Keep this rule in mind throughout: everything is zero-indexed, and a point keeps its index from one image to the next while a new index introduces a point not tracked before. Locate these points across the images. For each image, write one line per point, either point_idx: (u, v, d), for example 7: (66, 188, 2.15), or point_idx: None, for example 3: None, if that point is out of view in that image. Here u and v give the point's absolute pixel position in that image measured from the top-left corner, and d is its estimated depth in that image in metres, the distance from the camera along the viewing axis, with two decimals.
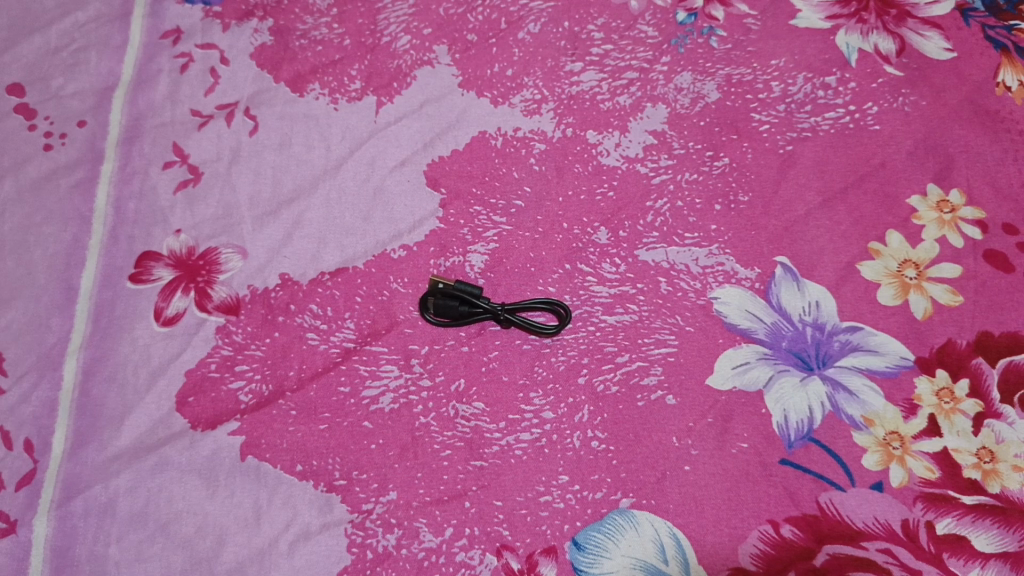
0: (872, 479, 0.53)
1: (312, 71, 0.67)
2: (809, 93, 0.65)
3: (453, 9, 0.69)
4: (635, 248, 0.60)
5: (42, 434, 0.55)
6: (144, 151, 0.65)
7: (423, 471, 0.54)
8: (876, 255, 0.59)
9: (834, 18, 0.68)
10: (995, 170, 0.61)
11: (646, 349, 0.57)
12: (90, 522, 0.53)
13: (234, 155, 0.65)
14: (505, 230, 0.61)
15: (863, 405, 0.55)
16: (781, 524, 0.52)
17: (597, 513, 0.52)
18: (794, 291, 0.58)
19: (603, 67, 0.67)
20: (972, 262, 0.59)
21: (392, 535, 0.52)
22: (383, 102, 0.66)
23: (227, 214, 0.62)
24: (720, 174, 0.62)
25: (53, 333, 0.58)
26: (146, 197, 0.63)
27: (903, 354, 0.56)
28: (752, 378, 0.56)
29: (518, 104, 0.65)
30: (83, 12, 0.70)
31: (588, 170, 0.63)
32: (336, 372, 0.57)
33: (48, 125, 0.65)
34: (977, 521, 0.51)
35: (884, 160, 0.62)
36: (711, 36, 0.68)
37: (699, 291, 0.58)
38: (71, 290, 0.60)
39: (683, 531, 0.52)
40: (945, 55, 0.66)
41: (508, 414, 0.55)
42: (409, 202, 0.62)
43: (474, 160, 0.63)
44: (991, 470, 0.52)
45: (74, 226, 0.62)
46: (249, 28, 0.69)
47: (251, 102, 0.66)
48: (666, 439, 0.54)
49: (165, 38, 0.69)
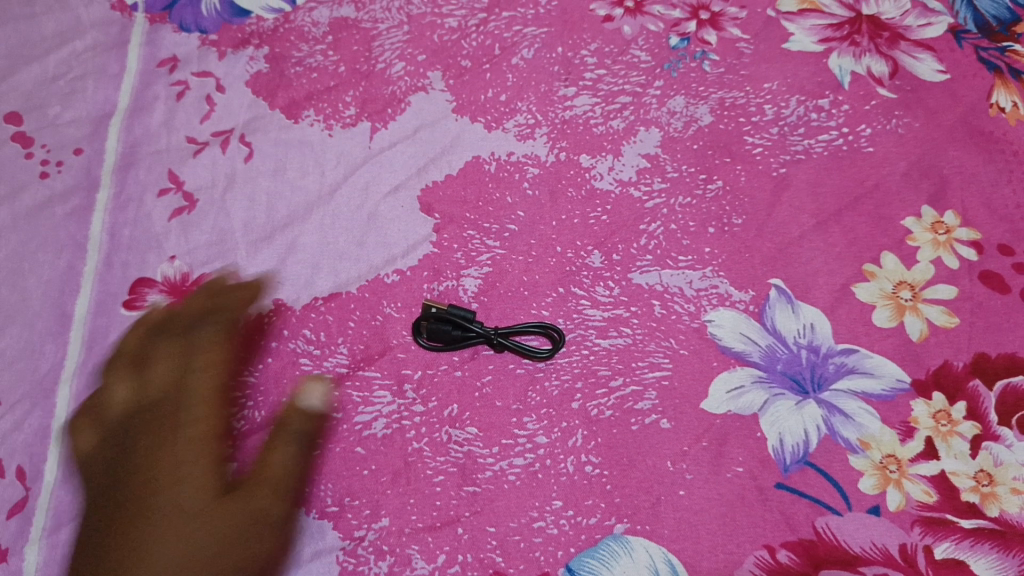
0: (869, 503, 0.52)
1: (307, 97, 0.68)
2: (802, 116, 0.65)
3: (447, 36, 0.70)
4: (628, 272, 0.60)
5: (34, 461, 0.55)
6: (139, 178, 0.65)
7: (415, 498, 0.53)
8: (871, 277, 0.59)
9: (826, 41, 0.68)
10: (990, 191, 0.61)
11: (640, 372, 0.56)
12: (80, 551, 0.53)
13: (229, 182, 0.65)
14: (498, 254, 0.61)
15: (859, 428, 0.54)
16: (777, 549, 0.51)
17: (591, 540, 0.52)
18: (789, 313, 0.58)
19: (596, 91, 0.67)
20: (969, 284, 0.58)
21: (383, 563, 0.52)
22: (377, 128, 0.66)
23: (221, 240, 0.63)
24: (714, 197, 0.62)
25: (46, 360, 0.58)
26: (140, 223, 0.63)
27: (898, 376, 0.56)
28: (746, 402, 0.55)
29: (511, 129, 0.66)
30: (81, 41, 0.70)
31: (581, 194, 0.63)
32: (330, 389, 0.56)
33: (45, 153, 0.66)
34: (976, 545, 0.50)
35: (878, 182, 0.62)
36: (704, 60, 0.68)
37: (692, 314, 0.58)
38: (64, 317, 0.60)
39: (679, 557, 0.51)
40: (938, 76, 0.66)
41: (501, 439, 0.55)
42: (402, 227, 0.62)
43: (468, 185, 0.64)
44: (990, 494, 0.52)
45: (69, 253, 0.62)
46: (244, 56, 0.70)
47: (246, 129, 0.67)
48: (661, 464, 0.54)
49: (161, 67, 0.69)
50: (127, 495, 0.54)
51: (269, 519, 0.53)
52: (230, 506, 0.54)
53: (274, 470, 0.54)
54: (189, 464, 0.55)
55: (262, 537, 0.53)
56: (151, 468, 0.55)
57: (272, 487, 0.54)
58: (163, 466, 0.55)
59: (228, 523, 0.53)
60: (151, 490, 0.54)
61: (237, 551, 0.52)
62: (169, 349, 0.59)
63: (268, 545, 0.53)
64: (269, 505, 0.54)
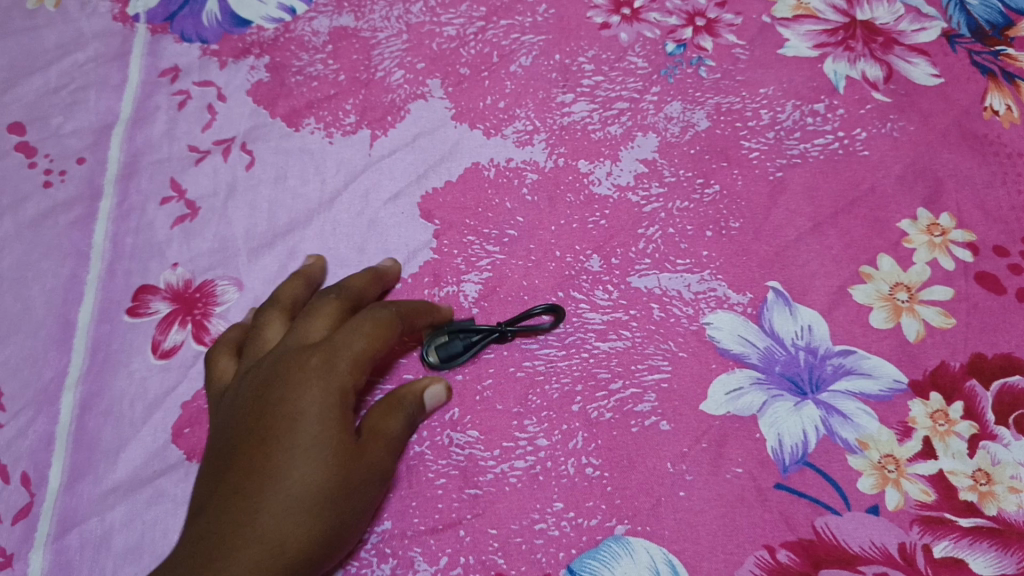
0: (868, 503, 0.52)
1: (308, 106, 0.68)
2: (797, 120, 0.66)
3: (446, 44, 0.70)
4: (627, 276, 0.60)
5: (38, 467, 0.56)
6: (141, 187, 0.65)
7: (417, 500, 0.54)
8: (868, 279, 0.60)
9: (821, 46, 0.69)
10: (985, 193, 0.62)
11: (639, 375, 0.57)
12: (85, 556, 0.53)
13: (230, 190, 0.65)
14: (498, 259, 0.62)
15: (857, 429, 0.55)
16: (777, 549, 0.51)
17: (592, 541, 0.52)
18: (786, 315, 0.58)
19: (594, 98, 0.68)
20: (964, 285, 0.59)
21: (386, 565, 0.52)
22: (377, 135, 0.67)
23: (223, 247, 0.63)
24: (711, 201, 0.63)
25: (50, 368, 0.59)
26: (143, 232, 0.64)
27: (896, 377, 0.56)
28: (745, 404, 0.56)
29: (510, 135, 0.66)
30: (83, 52, 0.71)
31: (580, 200, 0.63)
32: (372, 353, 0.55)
33: (48, 163, 0.66)
34: (975, 544, 0.51)
35: (874, 185, 0.63)
36: (700, 66, 0.68)
37: (691, 317, 0.59)
38: (68, 324, 0.61)
39: (679, 557, 0.51)
40: (932, 80, 0.67)
41: (503, 442, 0.55)
42: (402, 233, 0.63)
43: (468, 191, 0.64)
44: (987, 492, 0.52)
45: (72, 262, 0.63)
46: (245, 65, 0.70)
47: (247, 137, 0.67)
48: (661, 465, 0.54)
49: (163, 77, 0.70)
50: (246, 445, 0.45)
51: (366, 468, 0.46)
52: (343, 465, 0.45)
53: (383, 428, 0.49)
54: (312, 422, 0.45)
55: (354, 498, 0.45)
56: (271, 417, 0.45)
57: (384, 438, 0.48)
58: (285, 418, 0.45)
59: (332, 479, 0.44)
60: (275, 445, 0.44)
61: (328, 516, 0.44)
62: (329, 307, 0.51)
63: (366, 503, 0.47)
64: (382, 465, 0.48)
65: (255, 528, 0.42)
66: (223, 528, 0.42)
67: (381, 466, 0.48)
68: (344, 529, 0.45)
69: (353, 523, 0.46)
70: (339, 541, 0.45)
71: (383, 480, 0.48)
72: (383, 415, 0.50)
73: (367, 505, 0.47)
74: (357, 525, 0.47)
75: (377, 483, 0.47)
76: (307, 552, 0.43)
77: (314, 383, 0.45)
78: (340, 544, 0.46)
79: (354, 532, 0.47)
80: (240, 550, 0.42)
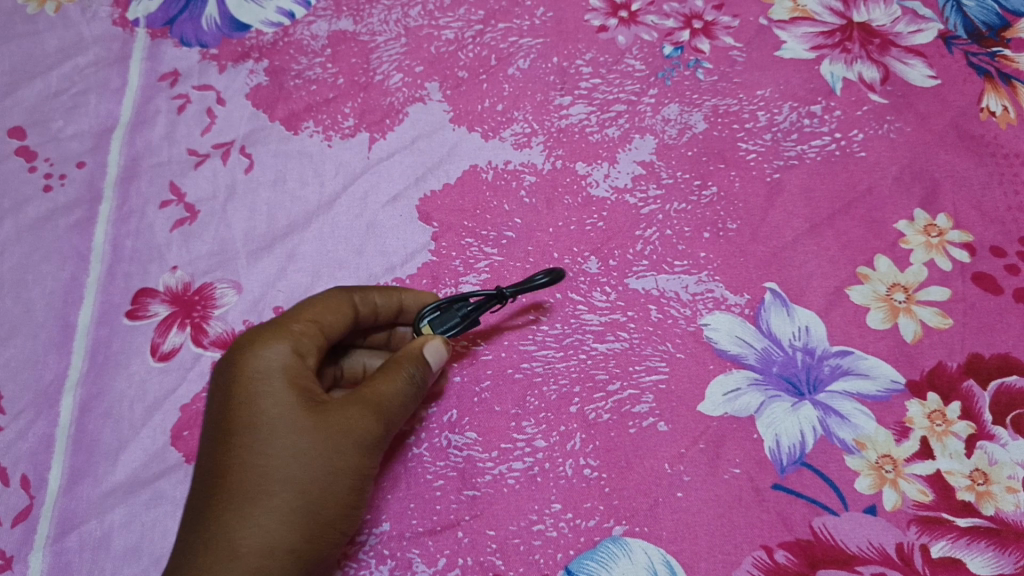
0: (865, 503, 0.53)
1: (306, 109, 0.68)
2: (795, 122, 0.66)
3: (444, 47, 0.71)
4: (625, 277, 0.60)
5: (38, 469, 0.56)
6: (141, 191, 0.66)
7: (415, 502, 0.54)
8: (865, 280, 0.60)
9: (818, 49, 0.69)
10: (981, 194, 0.62)
11: (637, 376, 0.57)
12: (84, 558, 0.53)
13: (229, 193, 0.65)
14: (496, 261, 0.62)
15: (854, 429, 0.55)
16: (774, 549, 0.51)
17: (590, 542, 0.52)
18: (783, 316, 0.59)
19: (591, 100, 0.68)
20: (961, 285, 0.59)
21: (384, 567, 0.52)
22: (376, 138, 0.67)
23: (222, 250, 0.63)
24: (708, 203, 0.63)
25: (50, 370, 0.59)
26: (142, 235, 0.64)
27: (893, 378, 0.56)
28: (742, 404, 0.56)
29: (508, 138, 0.66)
30: (83, 56, 0.71)
31: (577, 202, 0.64)
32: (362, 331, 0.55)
33: (48, 167, 0.67)
34: (972, 543, 0.51)
35: (871, 186, 0.63)
36: (697, 69, 0.68)
37: (689, 318, 0.59)
38: (68, 327, 0.61)
39: (677, 558, 0.51)
40: (929, 82, 0.67)
41: (501, 443, 0.55)
42: (401, 236, 0.63)
43: (466, 193, 0.64)
44: (985, 492, 0.52)
45: (72, 265, 0.63)
46: (244, 69, 0.70)
47: (246, 140, 0.67)
48: (659, 466, 0.54)
49: (163, 81, 0.70)
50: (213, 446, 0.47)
51: (333, 427, 0.46)
52: (298, 434, 0.45)
53: (370, 393, 0.48)
54: (255, 406, 0.46)
55: (320, 460, 0.45)
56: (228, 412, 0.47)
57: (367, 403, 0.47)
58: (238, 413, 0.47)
59: (284, 446, 0.45)
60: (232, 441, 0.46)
61: (295, 493, 0.44)
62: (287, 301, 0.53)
63: (345, 464, 0.46)
64: (361, 423, 0.46)
65: (220, 529, 0.44)
66: (205, 517, 0.45)
67: (360, 425, 0.46)
68: (322, 494, 0.45)
69: (334, 487, 0.45)
70: (322, 507, 0.45)
71: (371, 439, 0.47)
72: (381, 379, 0.49)
73: (352, 466, 0.46)
74: (349, 492, 0.46)
75: (357, 440, 0.46)
76: (279, 524, 0.44)
77: (247, 362, 0.47)
78: (325, 510, 0.45)
79: (349, 496, 0.46)
80: (219, 537, 0.44)
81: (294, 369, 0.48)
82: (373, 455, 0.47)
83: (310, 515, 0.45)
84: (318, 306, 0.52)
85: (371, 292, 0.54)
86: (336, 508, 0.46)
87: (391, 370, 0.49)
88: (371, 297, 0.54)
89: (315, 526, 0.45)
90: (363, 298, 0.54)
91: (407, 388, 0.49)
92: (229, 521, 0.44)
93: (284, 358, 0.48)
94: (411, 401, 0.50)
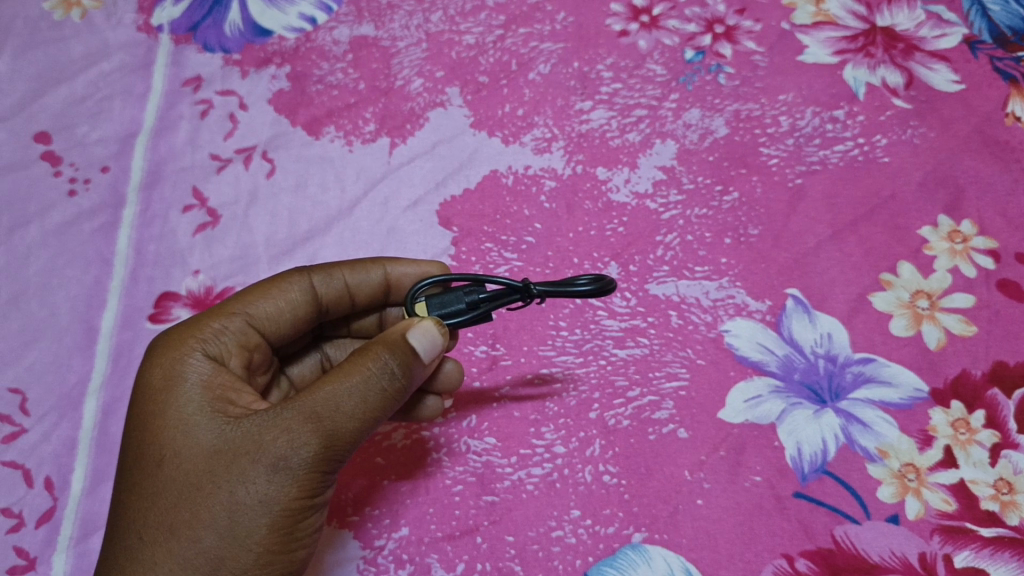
0: (887, 512, 0.52)
1: (328, 114, 0.69)
2: (817, 127, 0.65)
3: (465, 52, 0.71)
4: (645, 283, 0.60)
5: (62, 472, 0.57)
6: (164, 195, 0.66)
7: (434, 507, 0.54)
8: (888, 286, 0.59)
9: (841, 53, 0.69)
10: (1007, 200, 0.61)
11: (658, 383, 0.57)
12: None
13: (251, 198, 0.66)
14: (516, 266, 0.62)
15: (877, 437, 0.54)
16: (795, 558, 0.51)
17: (609, 548, 0.52)
18: (805, 323, 0.58)
19: (612, 105, 0.68)
20: (986, 293, 0.58)
21: (403, 572, 0.52)
22: (396, 143, 0.67)
23: (244, 255, 0.64)
24: (730, 209, 0.62)
25: (73, 373, 0.60)
26: (165, 239, 0.65)
27: (916, 386, 0.56)
28: (764, 412, 0.55)
29: (529, 142, 0.66)
30: (108, 62, 0.72)
31: (598, 207, 0.63)
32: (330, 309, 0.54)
33: (73, 171, 0.67)
34: (996, 553, 0.50)
35: (894, 192, 0.62)
36: (719, 73, 0.68)
37: (709, 324, 0.58)
38: (92, 331, 0.62)
39: (696, 566, 0.51)
40: (953, 87, 0.66)
41: (519, 449, 0.55)
42: (422, 241, 0.63)
43: (486, 198, 0.64)
44: (1010, 502, 0.52)
45: (96, 269, 0.64)
46: (267, 74, 0.71)
47: (269, 145, 0.68)
48: (679, 473, 0.54)
49: (186, 86, 0.71)
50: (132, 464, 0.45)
51: (243, 453, 0.42)
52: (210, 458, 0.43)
53: (310, 400, 0.42)
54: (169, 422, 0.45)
55: (222, 493, 0.42)
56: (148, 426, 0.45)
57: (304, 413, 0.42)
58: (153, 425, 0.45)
59: (181, 476, 0.43)
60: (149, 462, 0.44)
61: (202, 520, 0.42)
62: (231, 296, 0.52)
63: (259, 495, 0.42)
64: (284, 446, 0.42)
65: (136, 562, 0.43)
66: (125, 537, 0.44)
67: (284, 447, 0.42)
68: (224, 533, 0.42)
69: (245, 524, 0.42)
70: (228, 550, 0.42)
71: (300, 463, 0.42)
72: (333, 380, 0.43)
73: (267, 499, 0.42)
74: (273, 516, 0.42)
75: (276, 466, 0.42)
76: (173, 568, 0.42)
77: (160, 370, 0.47)
78: (233, 552, 0.42)
79: (270, 533, 0.42)
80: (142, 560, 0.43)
81: (212, 378, 0.46)
82: (307, 481, 0.42)
83: (213, 559, 0.42)
84: (261, 297, 0.51)
85: (338, 271, 0.53)
86: (250, 552, 0.42)
87: (348, 370, 0.43)
88: (337, 275, 0.53)
89: (222, 572, 0.42)
90: (328, 280, 0.53)
91: (369, 393, 0.43)
92: (124, 556, 0.43)
93: (202, 368, 0.47)
94: (381, 405, 0.43)
